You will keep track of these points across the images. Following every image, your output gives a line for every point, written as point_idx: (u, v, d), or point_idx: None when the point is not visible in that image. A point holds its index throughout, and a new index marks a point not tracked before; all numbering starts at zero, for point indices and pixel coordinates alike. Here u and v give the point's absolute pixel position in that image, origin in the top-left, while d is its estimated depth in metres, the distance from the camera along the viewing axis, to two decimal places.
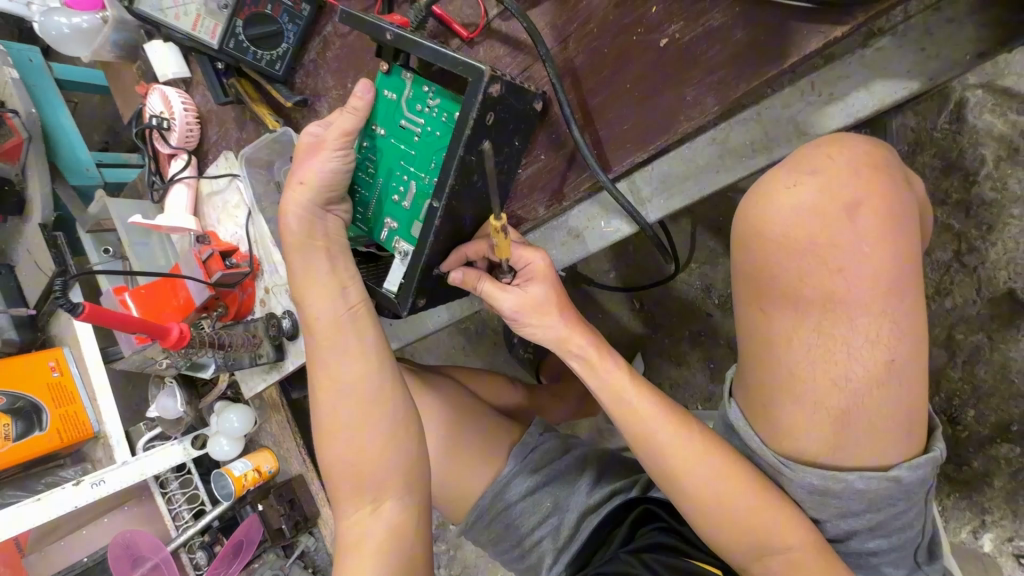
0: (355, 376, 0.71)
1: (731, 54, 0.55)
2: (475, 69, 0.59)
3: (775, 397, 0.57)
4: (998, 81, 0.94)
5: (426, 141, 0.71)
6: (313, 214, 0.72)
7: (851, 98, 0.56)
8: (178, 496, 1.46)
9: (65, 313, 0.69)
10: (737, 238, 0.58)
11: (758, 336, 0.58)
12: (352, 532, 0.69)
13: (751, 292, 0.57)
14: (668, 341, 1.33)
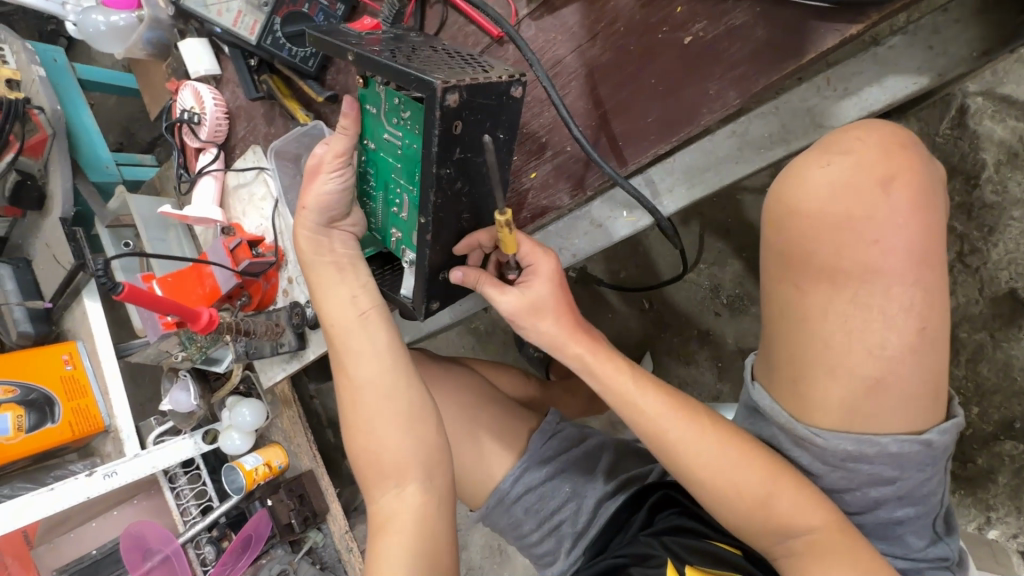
0: (373, 365, 0.71)
1: (752, 51, 0.58)
2: (426, 84, 0.54)
3: (811, 368, 0.61)
4: (996, 89, 0.99)
5: (407, 154, 0.65)
6: (319, 234, 0.73)
7: (865, 93, 0.60)
8: (187, 492, 1.46)
9: (107, 291, 0.72)
10: (772, 219, 0.62)
11: (794, 311, 0.61)
12: (379, 517, 0.68)
13: (786, 271, 0.61)
14: (676, 341, 1.35)
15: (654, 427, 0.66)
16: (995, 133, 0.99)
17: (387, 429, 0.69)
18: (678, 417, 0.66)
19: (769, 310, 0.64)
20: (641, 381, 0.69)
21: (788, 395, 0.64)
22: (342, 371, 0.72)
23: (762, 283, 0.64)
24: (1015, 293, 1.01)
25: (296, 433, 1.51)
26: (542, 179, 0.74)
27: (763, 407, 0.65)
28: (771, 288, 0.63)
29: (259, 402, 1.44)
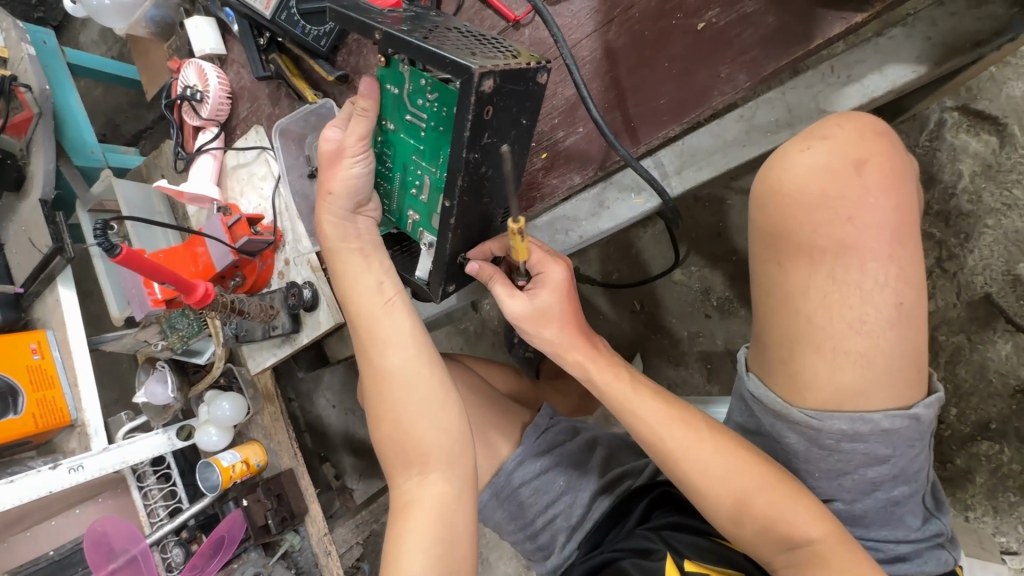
0: (399, 352, 0.66)
1: (763, 37, 0.61)
2: (463, 70, 0.51)
3: (798, 346, 0.62)
4: (971, 104, 1.05)
5: (432, 137, 0.61)
6: (345, 220, 0.67)
7: (866, 81, 0.63)
8: (155, 492, 1.38)
9: (103, 253, 0.70)
10: (757, 206, 0.64)
11: (780, 293, 0.62)
12: (400, 504, 0.64)
13: (773, 252, 0.62)
14: (666, 342, 1.35)
15: (650, 432, 0.67)
16: (969, 145, 1.06)
17: (411, 416, 0.64)
18: (672, 425, 0.67)
19: (757, 294, 0.65)
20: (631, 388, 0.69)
21: (775, 378, 0.64)
22: (366, 356, 0.66)
23: (749, 268, 0.66)
24: (990, 297, 1.05)
25: (276, 429, 1.45)
26: (555, 159, 0.75)
27: (756, 395, 0.66)
28: (758, 274, 0.65)
29: (238, 395, 1.39)
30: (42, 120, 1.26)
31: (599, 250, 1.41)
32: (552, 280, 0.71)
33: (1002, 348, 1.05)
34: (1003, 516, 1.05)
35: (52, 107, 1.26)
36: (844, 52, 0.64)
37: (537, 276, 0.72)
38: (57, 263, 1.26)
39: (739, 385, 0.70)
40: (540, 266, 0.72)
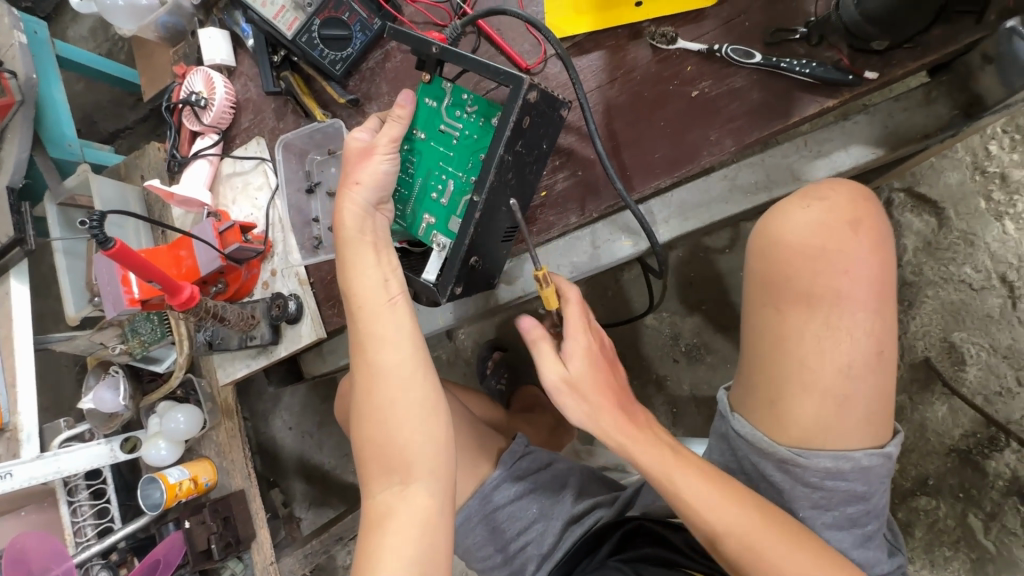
0: (397, 351, 0.64)
1: (747, 109, 0.69)
2: (513, 76, 0.59)
3: (788, 386, 0.66)
4: (915, 188, 1.18)
5: (464, 144, 0.67)
6: (367, 213, 0.65)
7: (834, 156, 0.71)
8: (86, 508, 1.27)
9: (96, 245, 0.68)
10: (758, 254, 0.70)
11: (773, 335, 0.67)
12: (373, 513, 0.62)
13: (771, 297, 0.68)
14: (635, 384, 1.40)
15: (662, 475, 0.66)
16: (912, 224, 1.18)
17: (399, 421, 0.63)
18: (683, 467, 0.66)
19: (750, 336, 0.70)
20: (643, 433, 0.69)
21: (762, 415, 0.69)
22: (361, 352, 0.65)
23: (745, 309, 0.71)
24: (929, 360, 1.15)
25: (231, 447, 1.37)
26: (554, 197, 0.78)
27: (744, 433, 0.69)
28: (751, 317, 0.70)
29: (194, 408, 1.35)
30: (22, 109, 1.23)
31: (576, 290, 1.46)
32: (578, 347, 0.69)
33: (939, 410, 1.14)
34: (939, 570, 1.11)
35: (35, 96, 1.24)
36: (817, 129, 0.72)
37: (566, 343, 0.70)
38: (15, 255, 1.20)
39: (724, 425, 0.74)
40: (568, 332, 0.70)
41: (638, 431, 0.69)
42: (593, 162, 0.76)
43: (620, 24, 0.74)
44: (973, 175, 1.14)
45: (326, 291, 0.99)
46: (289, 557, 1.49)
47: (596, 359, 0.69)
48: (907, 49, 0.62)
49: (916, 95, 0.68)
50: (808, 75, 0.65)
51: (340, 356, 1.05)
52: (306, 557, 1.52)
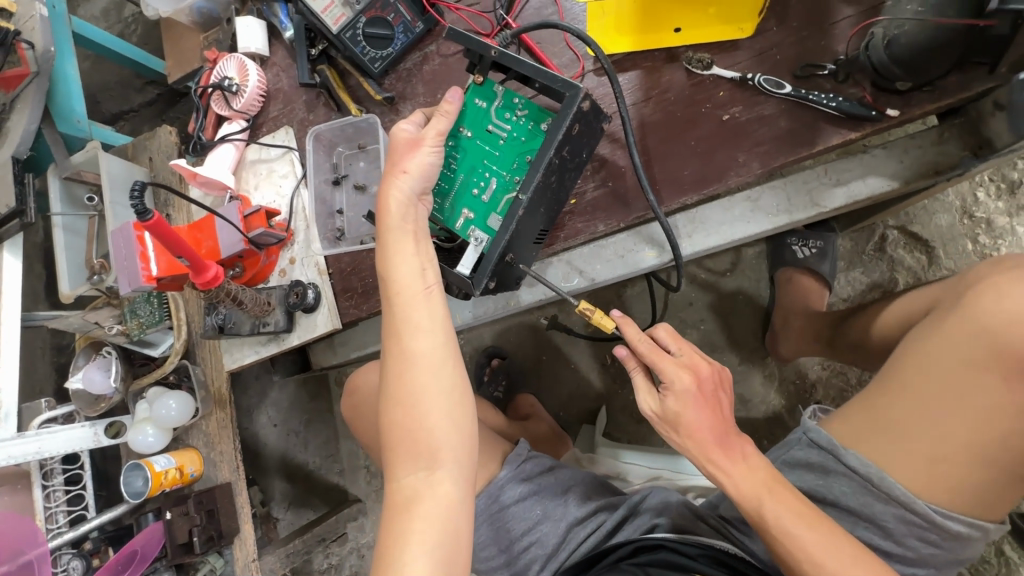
0: (431, 339, 0.65)
1: (774, 135, 0.74)
2: (572, 86, 0.66)
3: (971, 451, 0.61)
4: (909, 226, 1.24)
5: (511, 145, 0.72)
6: (411, 201, 0.67)
7: (852, 186, 0.76)
8: (60, 493, 1.20)
9: (134, 215, 0.69)
10: (1004, 313, 0.61)
11: (981, 399, 0.61)
12: (398, 498, 0.62)
13: (1002, 358, 0.60)
14: (632, 398, 1.44)
15: (754, 497, 0.64)
16: (904, 260, 1.24)
17: (429, 407, 0.63)
18: (774, 492, 0.64)
19: (933, 386, 0.63)
20: (741, 456, 0.66)
21: (908, 468, 0.63)
22: (395, 338, 0.65)
23: (952, 358, 0.63)
24: None
25: (221, 438, 1.31)
26: (583, 206, 0.81)
27: (881, 482, 0.64)
28: (954, 369, 0.62)
29: (187, 394, 1.28)
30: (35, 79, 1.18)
31: None
32: (676, 390, 0.67)
33: None
34: None
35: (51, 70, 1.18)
36: (838, 159, 0.77)
37: (665, 384, 0.68)
38: (9, 228, 1.12)
39: (820, 458, 0.69)
40: (661, 374, 0.68)
41: (738, 454, 0.66)
42: (625, 174, 0.80)
43: (658, 47, 0.79)
44: (962, 219, 1.21)
45: (343, 283, 0.99)
46: (271, 555, 1.45)
47: (695, 401, 0.67)
48: (925, 92, 0.67)
49: (929, 135, 0.73)
50: (834, 108, 0.70)
51: (351, 348, 1.07)
52: (287, 556, 1.49)
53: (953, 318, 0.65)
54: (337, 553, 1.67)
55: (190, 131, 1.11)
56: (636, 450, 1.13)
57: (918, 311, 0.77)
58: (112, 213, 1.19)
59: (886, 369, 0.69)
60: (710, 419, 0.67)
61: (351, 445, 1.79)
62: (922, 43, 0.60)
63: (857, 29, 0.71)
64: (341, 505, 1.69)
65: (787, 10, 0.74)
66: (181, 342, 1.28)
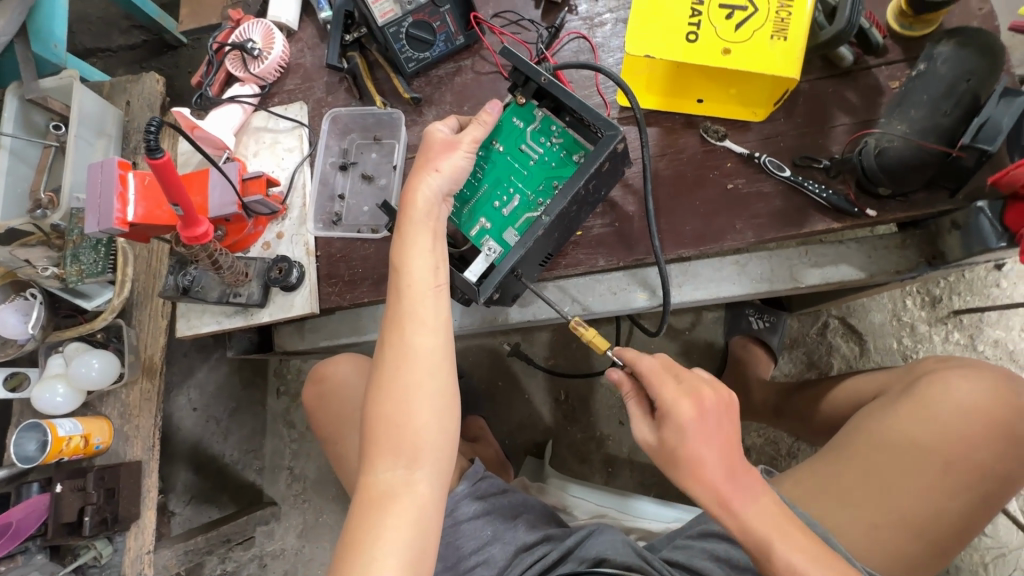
0: (432, 337, 0.63)
1: (769, 212, 0.82)
2: (612, 128, 0.69)
3: (907, 521, 0.67)
4: (848, 318, 1.39)
5: (540, 168, 0.75)
6: (437, 199, 0.68)
7: (826, 268, 0.84)
8: None
9: (144, 152, 0.65)
10: (947, 402, 0.70)
11: (921, 476, 0.68)
12: (372, 493, 0.58)
13: (939, 439, 0.69)
14: (579, 436, 1.46)
15: (764, 537, 0.62)
16: (840, 347, 1.38)
17: (420, 403, 0.60)
18: (784, 532, 0.62)
19: (883, 458, 0.70)
20: (751, 494, 0.64)
21: (854, 533, 0.67)
22: (397, 329, 0.63)
23: (899, 437, 0.71)
24: None
25: (140, 412, 1.16)
26: (588, 239, 0.85)
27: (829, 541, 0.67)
28: (902, 448, 0.70)
29: (113, 355, 1.14)
30: None
31: (543, 335, 1.51)
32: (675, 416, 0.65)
33: None
34: None
35: None
36: (819, 244, 0.86)
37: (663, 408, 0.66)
38: None
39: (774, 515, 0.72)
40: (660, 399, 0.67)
41: (750, 494, 0.64)
42: (631, 218, 0.85)
43: (680, 112, 0.86)
44: (891, 320, 1.37)
45: (329, 267, 0.96)
46: (166, 549, 1.31)
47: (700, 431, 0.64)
48: (899, 202, 0.77)
49: (894, 239, 0.83)
50: (823, 198, 0.79)
51: (321, 336, 1.02)
52: (185, 554, 1.33)
53: (904, 403, 0.73)
54: (236, 560, 1.54)
55: (194, 82, 1.07)
56: (585, 485, 1.14)
57: (869, 393, 0.85)
58: (75, 148, 1.12)
59: (839, 440, 0.75)
60: (725, 448, 0.64)
61: (276, 443, 1.66)
62: (907, 158, 0.70)
63: (851, 136, 0.81)
64: (253, 505, 1.56)
65: (794, 106, 0.84)
66: (119, 299, 1.15)
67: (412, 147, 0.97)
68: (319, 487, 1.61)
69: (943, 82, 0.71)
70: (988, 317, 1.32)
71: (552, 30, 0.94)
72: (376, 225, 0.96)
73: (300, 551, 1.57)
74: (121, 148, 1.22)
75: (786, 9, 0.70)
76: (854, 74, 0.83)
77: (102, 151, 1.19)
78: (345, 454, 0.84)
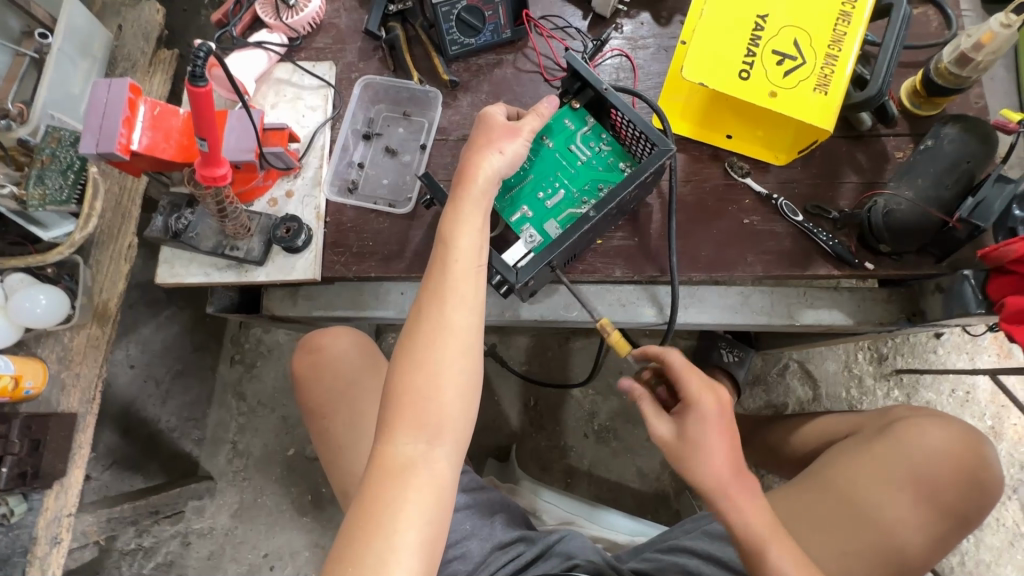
0: (469, 315, 0.62)
1: (778, 250, 0.87)
2: (665, 143, 0.72)
3: (876, 550, 0.73)
4: (805, 363, 1.49)
5: (587, 169, 0.78)
6: (495, 179, 0.67)
7: (820, 311, 0.90)
8: None
9: (187, 76, 0.61)
10: (918, 446, 0.78)
11: (892, 509, 0.75)
12: (390, 464, 0.57)
13: (908, 478, 0.76)
14: (544, 444, 1.46)
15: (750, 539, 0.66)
16: (796, 389, 1.48)
17: (450, 380, 0.59)
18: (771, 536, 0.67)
19: (857, 490, 0.77)
20: (740, 496, 0.69)
21: (827, 559, 0.72)
22: (436, 302, 0.61)
23: (874, 472, 0.77)
24: None
25: (82, 359, 0.98)
26: (607, 249, 0.87)
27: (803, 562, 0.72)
28: (876, 483, 0.77)
29: (62, 292, 0.94)
30: None
31: (522, 340, 1.52)
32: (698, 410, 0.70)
33: None
34: None
35: None
36: (816, 288, 0.92)
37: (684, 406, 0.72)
38: None
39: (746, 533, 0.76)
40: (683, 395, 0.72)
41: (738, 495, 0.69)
42: (651, 237, 0.88)
43: (708, 143, 0.91)
44: (844, 370, 1.48)
45: (337, 235, 0.92)
46: (86, 515, 1.16)
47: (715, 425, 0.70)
48: (892, 260, 0.85)
49: (880, 294, 0.90)
50: (827, 244, 0.85)
51: (315, 306, 0.97)
52: (106, 522, 1.20)
53: (881, 444, 0.80)
54: (156, 533, 1.43)
55: (215, 19, 1.00)
56: (556, 492, 1.15)
57: (841, 432, 0.92)
58: (55, 63, 0.97)
59: (817, 471, 0.81)
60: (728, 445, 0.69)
61: (222, 414, 1.53)
62: (912, 219, 0.78)
63: (858, 195, 0.88)
64: (186, 477, 1.44)
65: (811, 158, 0.90)
66: (82, 233, 0.96)
67: (441, 129, 0.96)
68: (262, 466, 1.50)
69: (947, 159, 0.79)
70: (924, 379, 1.45)
71: (597, 43, 0.96)
72: (393, 201, 0.93)
73: (231, 532, 1.46)
74: (104, 73, 1.08)
75: (830, 67, 0.76)
76: (866, 138, 0.90)
77: (84, 74, 1.04)
78: (333, 430, 0.83)
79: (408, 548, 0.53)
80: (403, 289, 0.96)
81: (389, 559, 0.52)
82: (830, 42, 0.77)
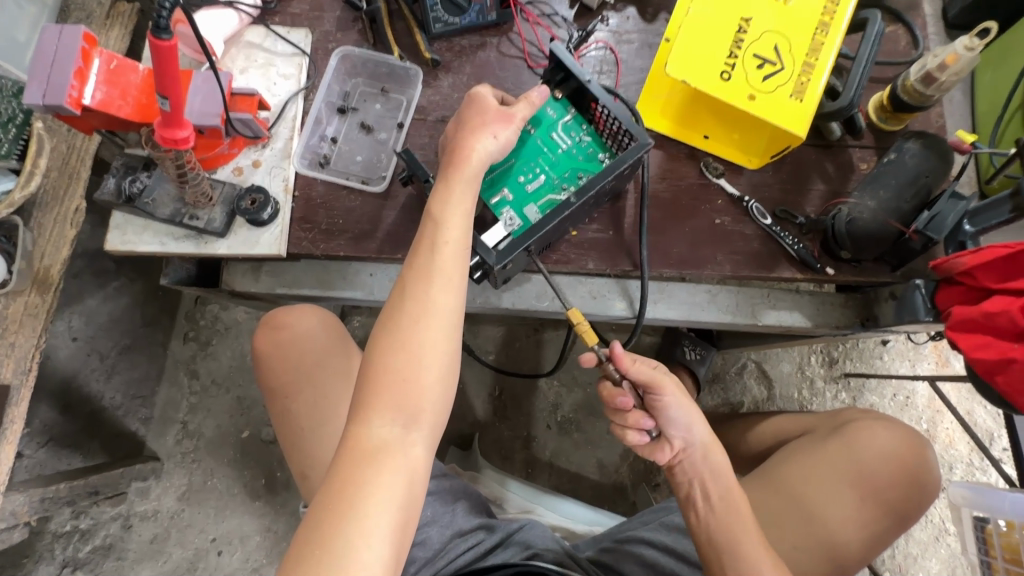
0: (454, 298, 0.61)
1: (748, 252, 0.89)
2: (645, 139, 0.72)
3: (822, 544, 0.76)
4: (762, 363, 1.54)
5: (568, 158, 0.78)
6: (484, 163, 0.67)
7: (783, 313, 0.93)
8: None
9: (151, 27, 0.57)
10: (866, 447, 0.82)
11: (838, 507, 0.78)
12: (365, 446, 0.55)
13: (856, 478, 0.80)
14: (506, 434, 1.46)
15: None
16: (753, 388, 1.53)
17: (430, 362, 0.58)
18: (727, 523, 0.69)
19: (807, 488, 0.80)
20: None
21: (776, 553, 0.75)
22: (422, 281, 0.60)
23: (824, 471, 0.81)
24: None
25: (18, 327, 0.89)
26: (581, 240, 0.87)
27: None
28: (825, 481, 0.80)
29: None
30: None
31: (490, 330, 1.51)
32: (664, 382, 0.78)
33: None
34: None
35: None
36: (779, 290, 0.95)
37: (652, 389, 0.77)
38: None
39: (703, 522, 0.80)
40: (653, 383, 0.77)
41: None
42: (626, 231, 0.88)
43: (685, 141, 0.92)
44: (797, 372, 1.54)
45: (306, 211, 0.88)
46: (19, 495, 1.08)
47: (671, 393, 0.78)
48: (851, 266, 0.88)
49: (838, 299, 0.94)
50: (792, 248, 0.88)
51: (279, 283, 0.93)
52: (40, 502, 1.11)
53: (833, 444, 0.84)
54: (94, 516, 1.36)
55: None
56: (520, 481, 1.16)
57: (795, 432, 0.96)
58: None
59: (771, 470, 0.85)
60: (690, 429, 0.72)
61: (172, 392, 1.47)
62: (874, 226, 0.81)
63: (824, 203, 0.91)
64: (130, 458, 1.36)
65: (782, 164, 0.93)
66: (22, 192, 0.88)
67: (420, 108, 0.93)
68: (213, 449, 1.45)
69: (909, 173, 0.82)
70: (869, 383, 1.53)
71: (583, 33, 0.95)
72: (366, 178, 0.91)
73: (177, 515, 1.40)
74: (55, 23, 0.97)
75: (806, 75, 0.78)
76: (835, 148, 0.93)
77: (32, 20, 0.93)
78: (294, 410, 0.81)
79: (378, 532, 0.52)
80: (373, 271, 0.93)
81: (359, 541, 0.51)
82: (808, 51, 0.79)
